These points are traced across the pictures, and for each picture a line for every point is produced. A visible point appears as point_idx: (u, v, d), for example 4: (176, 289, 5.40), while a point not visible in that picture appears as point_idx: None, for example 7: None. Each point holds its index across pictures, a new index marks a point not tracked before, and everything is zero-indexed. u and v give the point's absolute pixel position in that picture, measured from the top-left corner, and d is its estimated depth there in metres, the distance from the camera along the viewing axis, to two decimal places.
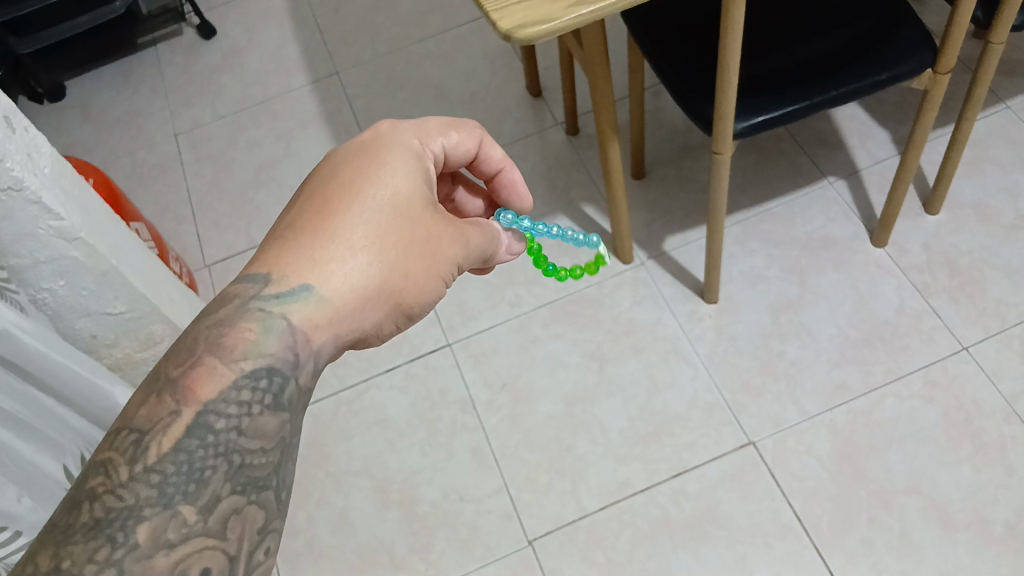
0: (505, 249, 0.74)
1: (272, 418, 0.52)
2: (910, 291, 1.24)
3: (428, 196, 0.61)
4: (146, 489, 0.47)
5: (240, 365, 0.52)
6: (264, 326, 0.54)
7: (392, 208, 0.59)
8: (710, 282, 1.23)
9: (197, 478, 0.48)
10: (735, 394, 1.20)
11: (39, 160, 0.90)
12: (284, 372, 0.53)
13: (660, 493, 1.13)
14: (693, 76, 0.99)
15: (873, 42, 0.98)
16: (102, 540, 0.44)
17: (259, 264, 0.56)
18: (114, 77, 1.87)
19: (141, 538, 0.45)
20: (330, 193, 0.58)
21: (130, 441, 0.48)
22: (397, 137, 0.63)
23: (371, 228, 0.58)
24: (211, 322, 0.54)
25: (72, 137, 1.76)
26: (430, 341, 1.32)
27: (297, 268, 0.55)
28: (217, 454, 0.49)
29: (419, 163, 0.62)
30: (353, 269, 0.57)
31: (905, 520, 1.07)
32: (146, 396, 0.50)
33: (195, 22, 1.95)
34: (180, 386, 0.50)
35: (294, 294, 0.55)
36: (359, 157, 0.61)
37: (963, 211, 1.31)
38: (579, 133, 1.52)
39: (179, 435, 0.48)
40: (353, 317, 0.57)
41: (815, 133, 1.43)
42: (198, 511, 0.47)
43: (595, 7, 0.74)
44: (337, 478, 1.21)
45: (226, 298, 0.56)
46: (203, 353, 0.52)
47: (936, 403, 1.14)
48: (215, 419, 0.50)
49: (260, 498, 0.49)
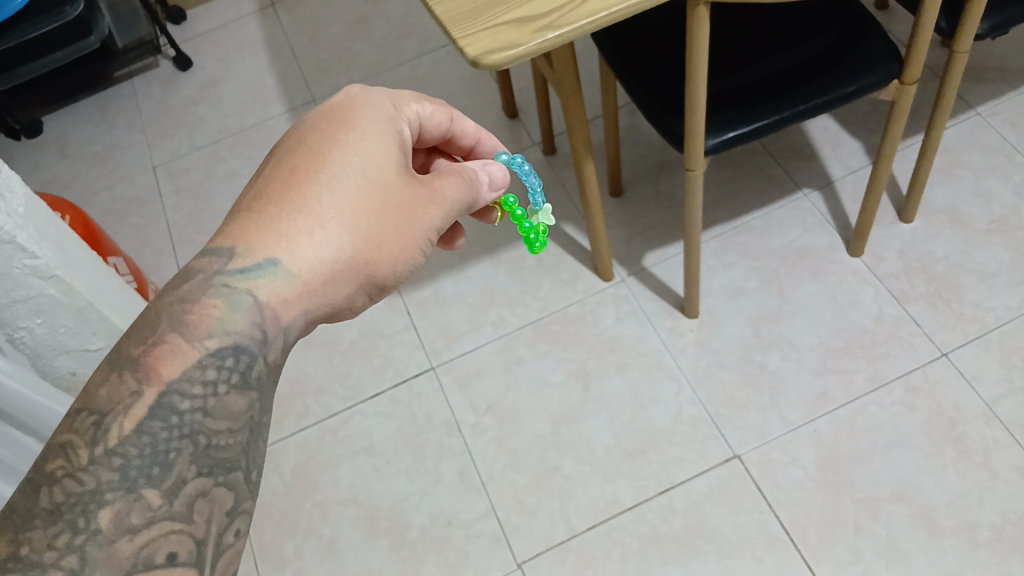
0: (486, 188, 0.68)
1: (240, 397, 0.51)
2: (888, 299, 1.25)
3: (399, 164, 0.62)
4: (108, 473, 0.46)
5: (205, 344, 0.52)
6: (230, 301, 0.54)
7: (360, 178, 0.59)
8: (690, 296, 1.24)
9: (161, 461, 0.47)
10: (719, 407, 1.20)
11: (12, 200, 0.88)
12: (252, 350, 0.53)
13: (649, 510, 1.13)
14: (662, 91, 1.01)
15: (838, 56, 0.99)
16: (63, 525, 0.45)
17: (225, 239, 0.56)
18: (91, 112, 1.87)
19: (103, 523, 0.45)
20: (297, 165, 0.59)
21: (90, 422, 0.48)
22: (366, 106, 0.63)
23: (340, 199, 0.58)
24: (175, 296, 0.54)
25: (50, 172, 1.76)
26: (414, 365, 1.32)
27: (263, 241, 0.56)
28: (182, 436, 0.48)
29: (389, 130, 0.63)
30: (322, 241, 0.57)
31: (892, 528, 1.07)
32: (107, 374, 0.50)
33: (172, 54, 1.95)
34: (142, 365, 0.50)
35: (261, 269, 0.55)
36: (327, 127, 0.61)
37: (937, 217, 1.32)
38: (556, 152, 1.53)
39: (142, 416, 0.48)
40: (324, 291, 0.57)
41: (788, 145, 1.45)
42: (163, 494, 0.47)
43: (560, 32, 0.75)
44: (324, 507, 1.20)
45: (191, 273, 0.56)
46: (165, 330, 0.51)
47: (917, 409, 1.15)
48: (180, 400, 0.49)
49: (228, 480, 0.49)
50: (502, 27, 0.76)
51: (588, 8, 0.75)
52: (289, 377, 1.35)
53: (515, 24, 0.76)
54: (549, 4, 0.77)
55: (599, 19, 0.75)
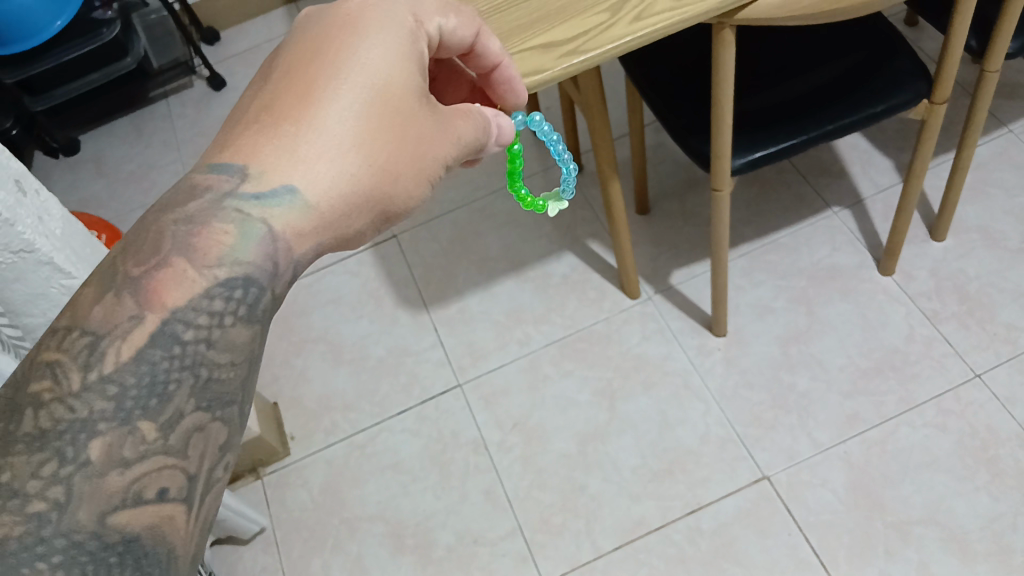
0: (493, 138, 0.64)
1: (245, 330, 0.46)
2: (919, 318, 1.24)
3: (423, 85, 0.55)
4: (102, 402, 0.41)
5: (213, 272, 0.46)
6: (243, 229, 0.47)
7: (381, 99, 0.52)
8: (718, 315, 1.23)
9: (160, 392, 0.43)
10: (747, 427, 1.19)
11: (50, 223, 0.90)
12: (261, 282, 0.47)
13: (676, 531, 1.12)
14: (691, 115, 1.01)
15: (866, 76, 0.99)
16: (49, 454, 0.40)
17: (234, 154, 0.49)
18: (127, 131, 1.91)
19: (94, 454, 0.41)
20: (314, 77, 0.51)
21: (83, 344, 0.43)
22: (384, 14, 0.55)
23: (362, 122, 0.51)
24: (180, 216, 0.47)
25: (87, 191, 1.80)
26: (441, 382, 1.33)
27: (280, 167, 0.49)
28: (183, 367, 0.44)
29: (412, 46, 0.55)
30: (342, 169, 0.50)
31: (924, 551, 1.05)
32: (102, 292, 0.44)
33: (205, 74, 1.98)
34: (143, 288, 0.44)
35: (276, 197, 0.48)
36: (341, 35, 0.53)
37: (969, 235, 1.30)
38: (582, 170, 1.53)
39: (142, 343, 0.43)
40: (340, 224, 0.51)
41: (817, 163, 1.44)
42: (158, 428, 0.42)
43: (586, 56, 0.76)
44: (352, 524, 1.21)
45: (192, 190, 0.48)
46: (170, 251, 0.45)
47: (949, 430, 1.13)
48: (184, 329, 0.44)
49: (225, 414, 0.45)
50: (528, 52, 0.77)
51: (613, 33, 0.76)
52: (317, 394, 1.36)
53: (541, 49, 0.77)
54: (575, 28, 0.77)
55: (624, 44, 0.76)
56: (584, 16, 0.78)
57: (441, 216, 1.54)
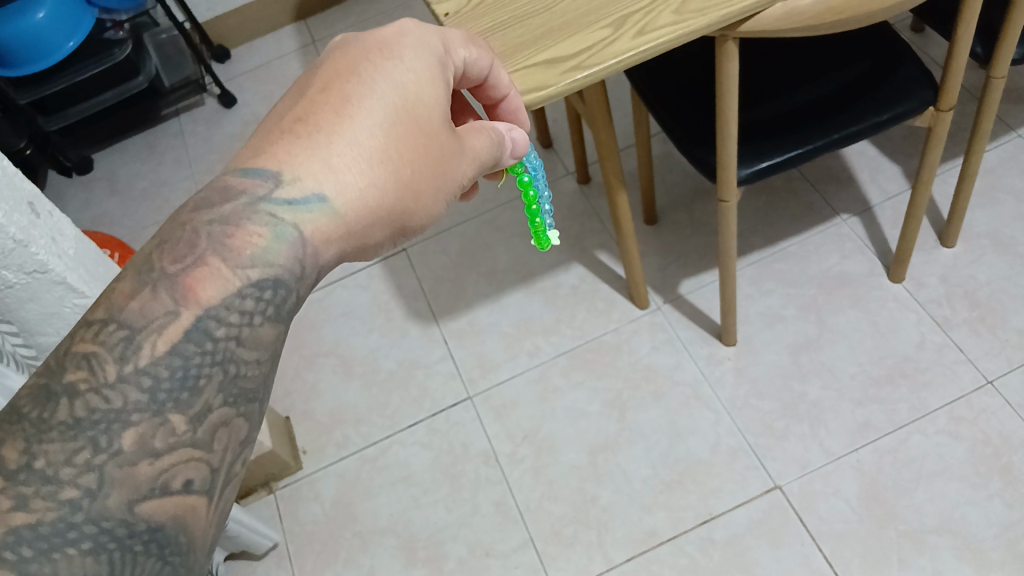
0: (508, 152, 0.66)
1: (272, 328, 0.46)
2: (930, 325, 1.23)
3: (447, 107, 0.57)
4: (136, 394, 0.41)
5: (246, 272, 0.46)
6: (275, 232, 0.48)
7: (409, 117, 0.54)
8: (727, 324, 1.23)
9: (191, 386, 0.42)
10: (758, 437, 1.18)
11: (63, 243, 0.91)
12: (289, 283, 0.47)
13: (687, 542, 1.12)
14: (698, 127, 1.01)
15: (872, 84, 0.99)
16: (83, 442, 0.40)
17: (269, 160, 0.50)
18: (139, 149, 1.93)
19: (126, 444, 0.40)
20: (351, 94, 0.53)
21: (119, 336, 0.42)
22: (418, 43, 0.57)
23: (391, 137, 0.53)
24: (214, 216, 0.47)
25: (101, 209, 1.81)
26: (451, 394, 1.33)
27: (313, 174, 0.50)
28: (214, 361, 0.43)
29: (439, 72, 0.57)
30: (371, 182, 0.52)
31: (938, 561, 1.04)
32: (137, 286, 0.44)
33: (216, 92, 2.01)
34: (179, 284, 0.44)
35: (309, 202, 0.49)
36: (376, 57, 0.55)
37: (979, 241, 1.30)
38: (590, 182, 1.54)
39: (176, 337, 0.43)
40: (361, 235, 0.52)
41: (825, 170, 1.44)
42: (188, 421, 0.42)
43: (589, 71, 0.76)
44: (364, 537, 1.21)
45: (227, 194, 0.48)
46: (205, 251, 0.45)
47: (962, 438, 1.12)
48: (216, 326, 0.44)
49: (248, 410, 0.44)
50: (532, 68, 0.77)
51: (616, 48, 0.76)
52: (329, 408, 1.36)
53: (545, 66, 0.77)
54: (578, 44, 0.78)
55: (626, 58, 0.76)
56: (587, 32, 0.78)
57: (450, 230, 1.55)
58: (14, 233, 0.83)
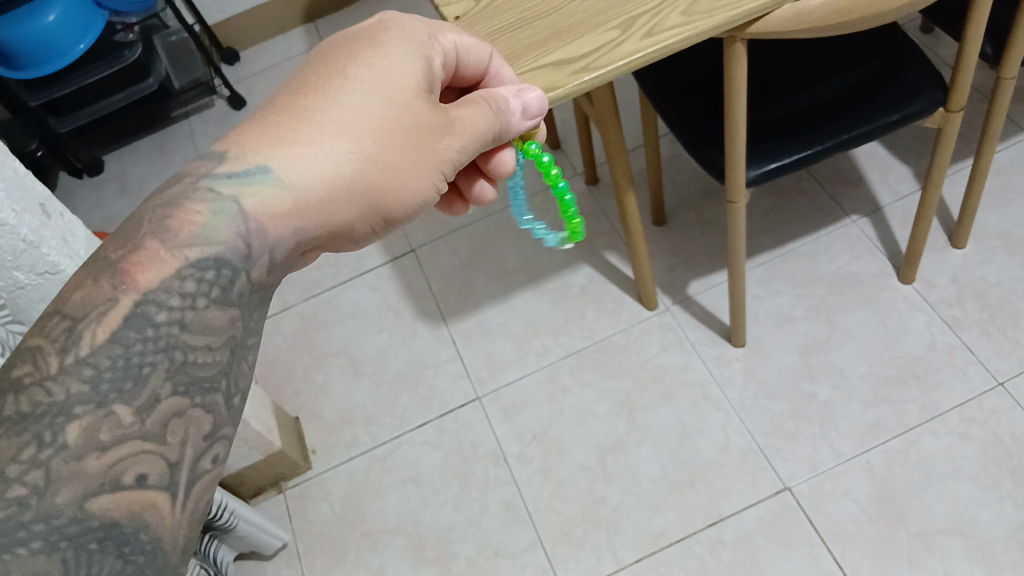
0: (519, 115, 0.64)
1: (221, 313, 0.47)
2: (940, 326, 1.23)
3: (417, 84, 0.57)
4: (78, 385, 0.42)
5: (185, 254, 0.47)
6: (216, 207, 0.49)
7: (372, 95, 0.55)
8: (736, 325, 1.23)
9: (135, 375, 0.44)
10: (768, 437, 1.18)
11: (74, 244, 0.92)
12: (233, 264, 0.49)
13: (697, 542, 1.12)
14: (704, 128, 1.01)
15: (880, 85, 0.99)
16: (29, 438, 0.41)
17: (222, 145, 0.53)
18: (150, 150, 1.95)
19: (72, 436, 0.42)
20: (309, 78, 0.55)
21: (62, 327, 0.44)
22: (392, 32, 0.59)
23: (345, 113, 0.54)
24: (159, 201, 0.49)
25: (111, 210, 1.82)
26: (460, 395, 1.33)
27: (256, 150, 0.52)
28: (157, 349, 0.44)
29: (413, 55, 0.58)
30: (320, 154, 0.53)
31: (949, 562, 1.04)
32: (84, 279, 0.45)
33: (227, 93, 2.01)
34: (119, 269, 0.45)
35: (250, 175, 0.51)
36: (344, 46, 0.57)
37: (989, 242, 1.29)
38: (598, 182, 1.54)
39: (116, 324, 0.44)
40: (317, 208, 0.53)
41: (835, 171, 1.44)
42: (135, 411, 0.43)
43: (598, 72, 0.76)
44: (373, 537, 1.22)
45: (179, 177, 0.51)
46: (145, 235, 0.47)
47: (973, 439, 1.12)
48: (157, 311, 0.45)
49: (205, 401, 0.46)
50: (540, 70, 0.77)
51: (624, 49, 0.76)
52: (338, 407, 1.37)
53: (553, 68, 0.77)
54: (586, 46, 0.78)
55: (635, 59, 0.76)
56: (594, 34, 0.79)
57: (459, 230, 1.55)
58: (26, 234, 0.83)
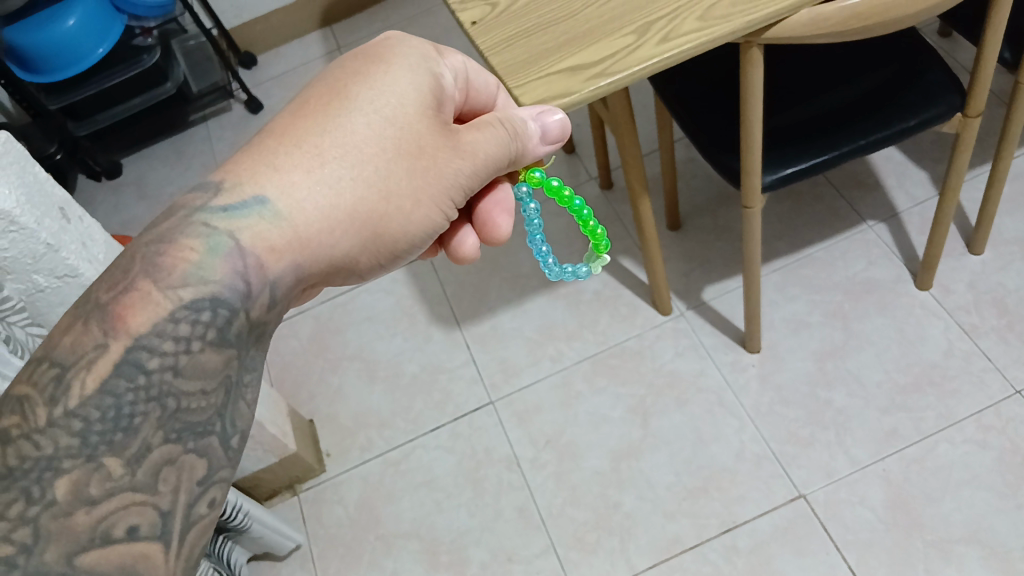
0: (537, 140, 0.65)
1: (215, 355, 0.48)
2: (957, 333, 1.22)
3: (420, 105, 0.58)
4: (67, 438, 0.43)
5: (177, 294, 0.47)
6: (209, 243, 0.50)
7: (370, 120, 0.56)
8: (751, 331, 1.23)
9: (125, 426, 0.44)
10: (783, 444, 1.18)
11: (93, 247, 0.93)
12: (230, 303, 0.49)
13: (711, 549, 1.11)
14: (720, 134, 1.01)
15: (897, 90, 0.98)
16: (16, 493, 0.42)
17: (218, 174, 0.54)
18: (167, 154, 1.96)
19: (60, 492, 0.43)
20: (311, 104, 0.56)
21: (50, 376, 0.45)
22: (397, 51, 0.60)
23: (342, 141, 0.56)
24: (153, 236, 0.50)
25: (129, 214, 1.84)
26: (474, 399, 1.33)
27: (252, 182, 0.53)
28: (149, 399, 0.45)
29: (419, 73, 0.59)
30: (316, 185, 0.54)
31: (966, 572, 1.03)
32: (74, 323, 0.46)
33: (243, 98, 2.03)
34: (110, 314, 0.46)
35: (246, 208, 0.52)
36: (349, 67, 0.59)
37: (1007, 248, 1.28)
38: (613, 187, 1.54)
39: (105, 372, 0.45)
40: (314, 238, 0.55)
41: (851, 176, 1.43)
42: (124, 463, 0.44)
43: (613, 78, 0.76)
44: (387, 540, 1.22)
45: (173, 210, 0.53)
46: (137, 275, 0.47)
47: (990, 447, 1.11)
48: (148, 357, 0.46)
49: (198, 446, 0.47)
50: (556, 76, 0.77)
51: (640, 55, 0.76)
52: (353, 411, 1.37)
53: (568, 73, 0.77)
54: (601, 52, 0.78)
55: (652, 64, 0.76)
56: (609, 40, 0.79)
57: None
58: (46, 238, 0.84)
